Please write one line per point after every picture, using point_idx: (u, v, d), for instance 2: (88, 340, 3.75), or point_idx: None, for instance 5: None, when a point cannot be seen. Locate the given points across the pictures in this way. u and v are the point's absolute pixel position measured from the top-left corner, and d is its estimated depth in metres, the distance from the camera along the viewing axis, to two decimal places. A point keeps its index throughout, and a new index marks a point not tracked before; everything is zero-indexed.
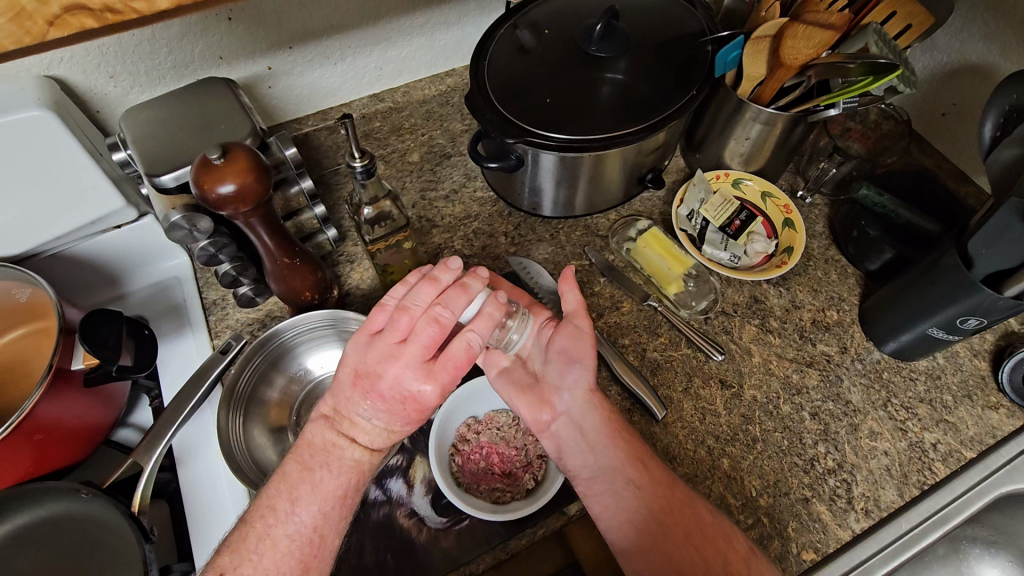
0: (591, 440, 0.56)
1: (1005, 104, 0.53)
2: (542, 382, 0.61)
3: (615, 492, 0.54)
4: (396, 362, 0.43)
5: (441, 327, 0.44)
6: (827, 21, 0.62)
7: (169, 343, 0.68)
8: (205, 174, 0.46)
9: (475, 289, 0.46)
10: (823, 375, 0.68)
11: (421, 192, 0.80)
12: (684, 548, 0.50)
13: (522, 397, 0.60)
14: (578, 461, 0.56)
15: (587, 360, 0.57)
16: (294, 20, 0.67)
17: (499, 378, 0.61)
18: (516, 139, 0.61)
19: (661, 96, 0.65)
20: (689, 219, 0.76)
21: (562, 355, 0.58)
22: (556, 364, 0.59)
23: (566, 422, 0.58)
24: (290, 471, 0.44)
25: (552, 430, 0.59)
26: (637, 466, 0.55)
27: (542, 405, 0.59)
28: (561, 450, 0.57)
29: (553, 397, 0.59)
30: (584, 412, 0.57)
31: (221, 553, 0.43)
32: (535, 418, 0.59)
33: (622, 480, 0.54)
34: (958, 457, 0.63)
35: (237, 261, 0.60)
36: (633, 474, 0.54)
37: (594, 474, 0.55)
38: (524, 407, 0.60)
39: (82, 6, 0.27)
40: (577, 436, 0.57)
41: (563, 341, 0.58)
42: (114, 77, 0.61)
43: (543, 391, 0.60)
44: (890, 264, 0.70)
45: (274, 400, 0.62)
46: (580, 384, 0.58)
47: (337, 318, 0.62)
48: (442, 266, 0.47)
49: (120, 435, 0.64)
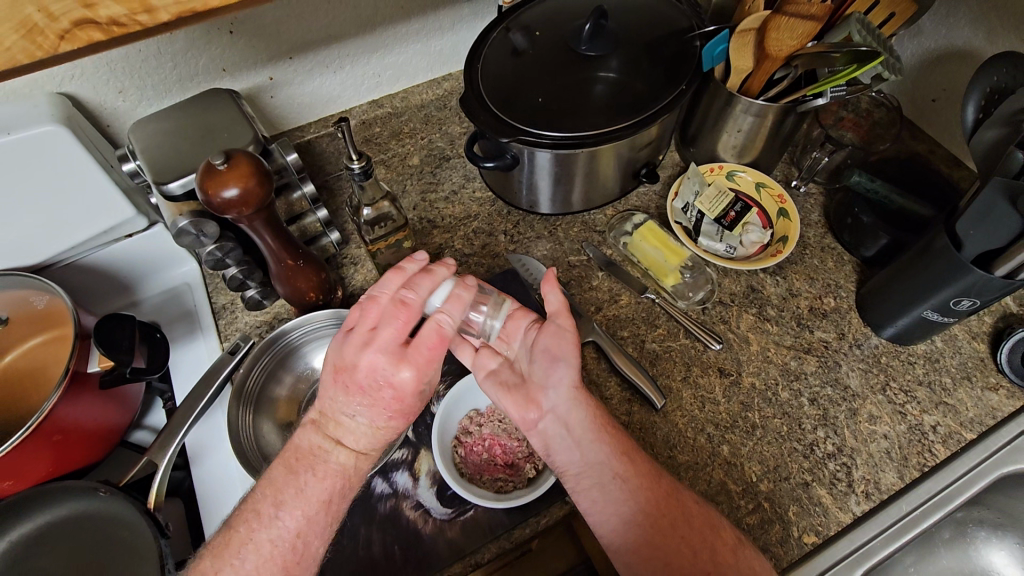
0: (578, 435, 0.55)
1: (986, 87, 0.54)
2: (528, 382, 0.59)
3: (603, 486, 0.54)
4: (368, 348, 0.45)
5: (408, 308, 0.46)
6: (809, 12, 0.62)
7: (182, 346, 0.71)
8: (208, 179, 0.48)
9: (440, 275, 0.49)
10: (821, 361, 0.69)
11: (422, 195, 0.82)
12: (671, 540, 0.51)
13: (509, 396, 0.59)
14: (567, 456, 0.55)
15: (571, 357, 0.57)
16: (293, 31, 0.70)
17: (487, 379, 0.60)
18: (511, 139, 0.63)
19: (652, 92, 0.66)
20: (684, 212, 0.77)
21: (546, 352, 0.58)
22: (540, 363, 0.58)
23: (553, 420, 0.57)
24: (277, 476, 0.45)
25: (539, 428, 0.57)
26: (625, 459, 0.55)
27: (529, 403, 0.58)
28: (549, 447, 0.56)
29: (540, 396, 0.58)
30: (570, 409, 0.56)
31: (204, 556, 0.45)
32: (522, 416, 0.58)
33: (610, 474, 0.54)
34: (958, 438, 0.63)
35: (243, 265, 0.63)
36: (619, 467, 0.54)
37: (582, 469, 0.55)
38: (511, 406, 0.58)
39: (89, 21, 0.29)
40: (564, 432, 0.56)
41: (546, 339, 0.58)
42: (123, 92, 0.63)
43: (530, 390, 0.59)
44: (886, 249, 0.70)
45: (283, 397, 0.63)
46: (565, 380, 0.57)
47: (341, 317, 0.64)
48: (408, 258, 0.50)
49: (136, 436, 0.66)
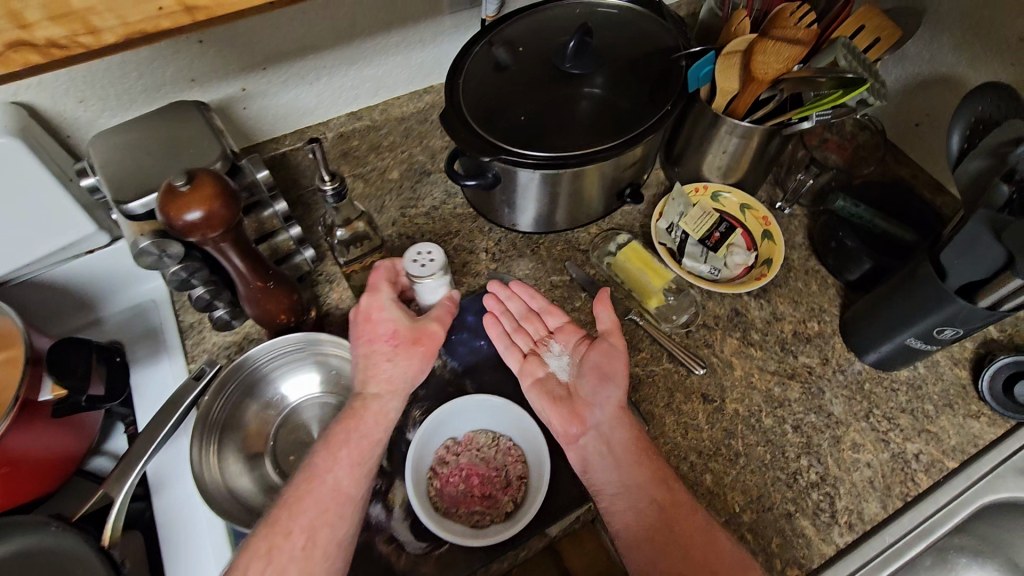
0: (617, 456, 0.55)
1: (971, 117, 0.53)
2: (574, 396, 0.60)
3: (639, 510, 0.52)
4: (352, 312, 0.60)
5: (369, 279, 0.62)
6: (794, 37, 0.63)
7: (146, 368, 0.68)
8: (169, 202, 0.46)
9: None
10: (805, 388, 0.68)
11: (401, 211, 0.79)
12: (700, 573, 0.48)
13: (553, 408, 0.60)
14: (604, 476, 0.55)
15: (620, 377, 0.57)
16: (267, 42, 0.66)
17: (533, 387, 0.62)
18: (492, 158, 0.61)
19: (637, 113, 0.65)
20: (668, 232, 0.76)
21: (595, 370, 0.58)
22: (589, 380, 0.59)
23: (594, 438, 0.57)
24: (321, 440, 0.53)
25: (580, 444, 0.58)
26: (662, 487, 0.53)
27: (573, 419, 0.59)
28: (585, 464, 0.57)
29: (584, 412, 0.58)
30: (613, 428, 0.56)
31: None
32: (565, 430, 0.59)
33: (646, 498, 0.52)
34: (941, 467, 0.63)
35: (210, 285, 0.60)
36: (657, 493, 0.53)
37: (618, 491, 0.54)
38: (555, 418, 0.60)
39: (25, 43, 0.26)
40: (604, 451, 0.56)
41: (596, 356, 0.58)
42: (83, 102, 0.60)
43: (575, 405, 0.59)
44: (870, 273, 0.70)
45: (250, 427, 0.60)
46: (612, 400, 0.57)
47: (310, 341, 0.61)
48: None
49: (94, 464, 0.63)
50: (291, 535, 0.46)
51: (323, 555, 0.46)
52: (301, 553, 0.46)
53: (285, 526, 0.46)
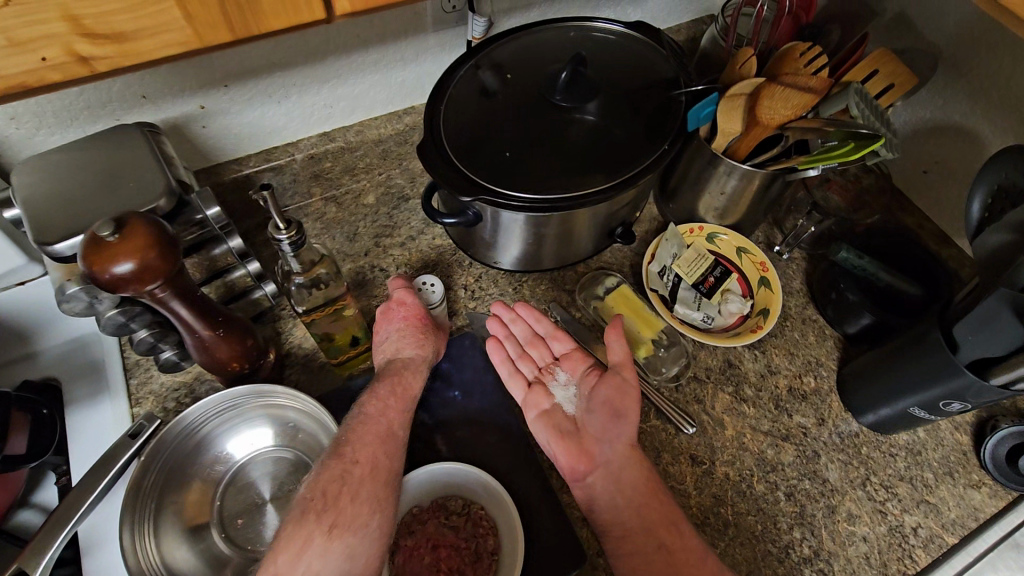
0: (627, 495, 0.52)
1: (994, 183, 0.50)
2: (582, 431, 0.57)
3: (646, 555, 0.48)
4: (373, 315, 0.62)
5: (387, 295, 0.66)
6: (805, 84, 0.59)
7: (84, 410, 0.61)
8: (93, 254, 0.39)
9: None
10: (799, 451, 0.63)
11: (375, 239, 0.73)
12: None
13: (560, 443, 0.57)
14: (608, 517, 0.52)
15: (632, 414, 0.54)
16: (229, 58, 0.60)
17: (538, 419, 0.59)
18: (474, 198, 0.55)
19: (631, 151, 0.59)
20: (661, 276, 0.70)
21: (606, 405, 0.55)
22: (598, 415, 0.56)
23: (603, 475, 0.54)
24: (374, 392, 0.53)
25: (586, 482, 0.54)
26: (672, 531, 0.49)
27: (580, 454, 0.56)
28: (591, 503, 0.53)
29: (593, 448, 0.55)
30: (624, 467, 0.53)
31: None
32: (571, 466, 0.55)
33: (654, 543, 0.49)
34: (940, 543, 0.59)
35: (156, 327, 0.53)
36: (665, 538, 0.49)
37: (623, 532, 0.50)
38: (562, 454, 0.56)
39: None
40: (613, 490, 0.52)
41: (608, 392, 0.55)
42: (16, 119, 0.54)
43: (583, 440, 0.56)
44: (870, 329, 0.66)
45: (195, 487, 0.54)
46: (622, 437, 0.54)
47: (262, 392, 0.55)
48: None
49: (19, 517, 0.58)
50: (359, 463, 0.46)
51: (385, 481, 0.46)
52: (367, 479, 0.45)
53: (352, 454, 0.46)
